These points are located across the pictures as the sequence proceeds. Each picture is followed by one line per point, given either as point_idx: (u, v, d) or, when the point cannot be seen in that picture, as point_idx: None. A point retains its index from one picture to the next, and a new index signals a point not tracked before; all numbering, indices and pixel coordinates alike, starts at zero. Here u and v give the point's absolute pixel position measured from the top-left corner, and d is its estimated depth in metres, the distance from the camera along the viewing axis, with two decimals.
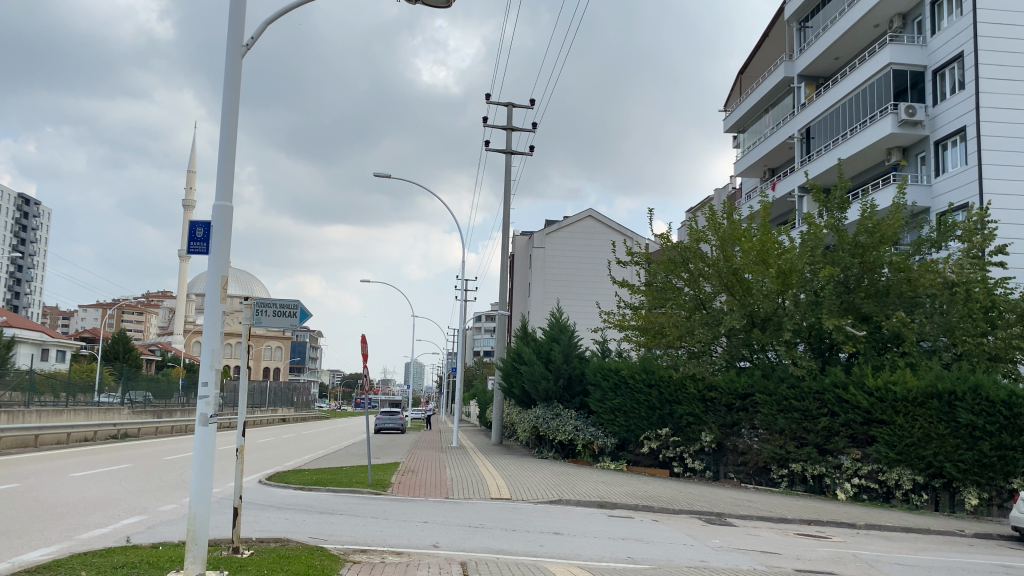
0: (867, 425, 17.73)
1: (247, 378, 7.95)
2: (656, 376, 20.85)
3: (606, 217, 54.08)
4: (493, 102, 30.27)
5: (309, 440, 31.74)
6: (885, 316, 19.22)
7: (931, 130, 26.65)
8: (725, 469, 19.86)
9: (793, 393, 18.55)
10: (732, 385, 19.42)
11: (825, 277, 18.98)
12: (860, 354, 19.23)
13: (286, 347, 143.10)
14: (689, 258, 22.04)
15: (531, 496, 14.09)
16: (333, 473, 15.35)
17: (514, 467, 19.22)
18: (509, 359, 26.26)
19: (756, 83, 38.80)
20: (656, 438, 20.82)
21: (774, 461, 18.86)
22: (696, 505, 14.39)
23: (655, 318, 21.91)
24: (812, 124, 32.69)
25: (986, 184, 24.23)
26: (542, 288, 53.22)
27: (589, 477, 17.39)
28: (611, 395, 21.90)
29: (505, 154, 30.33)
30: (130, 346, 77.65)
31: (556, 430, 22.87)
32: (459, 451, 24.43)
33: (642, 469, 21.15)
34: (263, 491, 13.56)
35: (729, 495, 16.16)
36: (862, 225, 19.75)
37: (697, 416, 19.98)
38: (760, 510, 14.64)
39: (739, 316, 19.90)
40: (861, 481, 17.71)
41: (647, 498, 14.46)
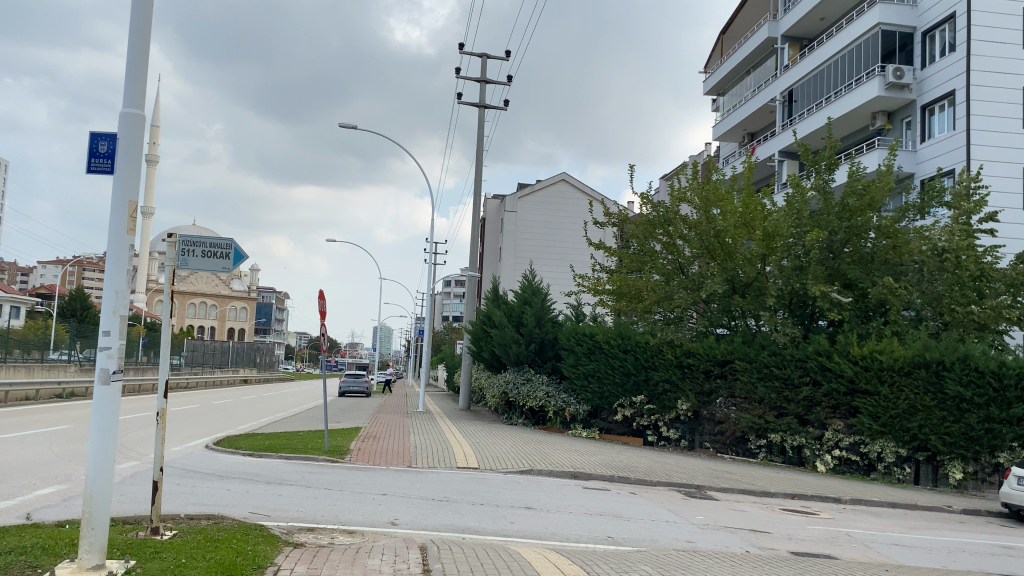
0: (850, 395, 17.04)
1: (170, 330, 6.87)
2: (632, 341, 19.97)
3: (580, 180, 53.01)
4: (467, 53, 28.92)
5: (270, 403, 30.60)
6: (871, 283, 18.46)
7: (919, 94, 25.86)
8: (701, 438, 19.10)
9: (774, 360, 17.79)
10: (711, 351, 18.62)
11: (812, 242, 18.16)
12: (844, 322, 18.48)
13: (252, 308, 140.92)
14: (669, 219, 21.09)
15: (499, 466, 13.15)
16: (287, 439, 14.28)
17: (482, 434, 18.33)
18: (478, 322, 25.24)
19: (738, 43, 37.71)
20: (629, 405, 19.99)
21: (752, 431, 18.13)
22: (675, 477, 13.57)
23: (631, 282, 20.99)
24: (795, 87, 31.75)
25: (974, 149, 23.50)
26: (513, 251, 52.15)
27: (561, 446, 16.52)
28: (584, 360, 21.02)
29: (478, 109, 29.04)
30: (89, 303, 75.29)
31: (526, 396, 22.00)
32: (424, 416, 23.47)
33: (615, 438, 20.34)
34: (209, 458, 12.47)
35: (707, 466, 15.40)
36: (852, 188, 18.92)
37: (673, 383, 19.17)
38: (741, 482, 13.89)
39: (721, 281, 19.02)
40: (842, 453, 17.07)
41: (623, 469, 13.62)
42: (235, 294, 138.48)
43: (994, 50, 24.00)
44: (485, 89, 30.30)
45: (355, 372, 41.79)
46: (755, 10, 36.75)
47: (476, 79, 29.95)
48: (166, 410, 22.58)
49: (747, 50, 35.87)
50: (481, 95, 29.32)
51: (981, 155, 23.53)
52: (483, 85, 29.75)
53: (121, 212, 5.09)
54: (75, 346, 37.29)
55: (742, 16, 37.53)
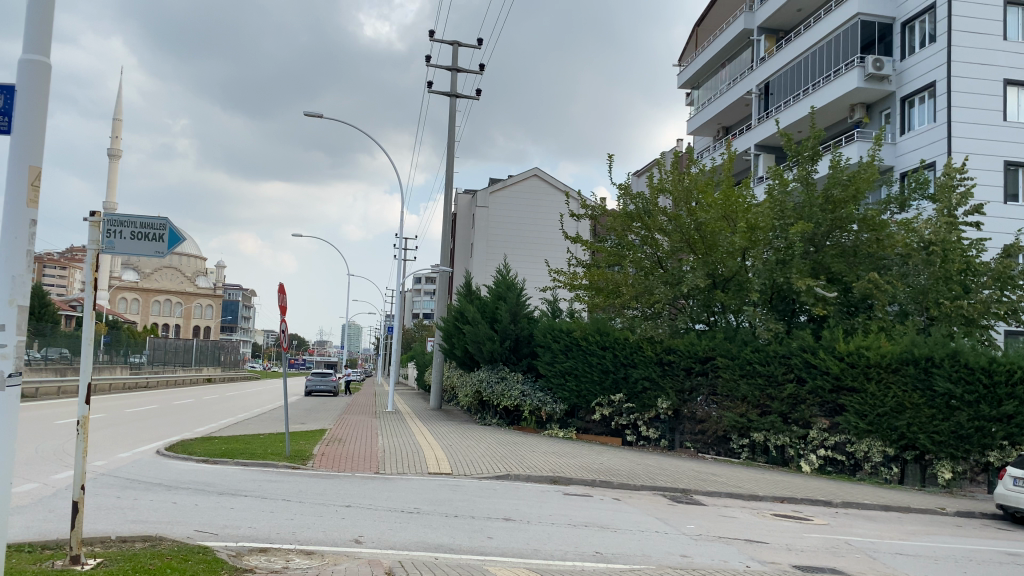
0: (836, 393, 16.44)
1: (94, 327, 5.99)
2: (611, 337, 19.24)
3: (551, 175, 52.27)
4: (438, 41, 28.03)
5: (233, 403, 29.49)
6: (855, 277, 17.90)
7: (898, 85, 25.44)
8: (681, 438, 18.43)
9: (757, 357, 17.15)
10: (692, 347, 17.93)
11: (796, 234, 17.53)
12: (828, 317, 17.91)
13: (218, 305, 138.51)
14: (648, 212, 20.39)
15: (473, 470, 12.31)
16: (246, 443, 13.32)
17: (455, 435, 17.48)
18: (450, 318, 24.35)
19: (713, 36, 37.19)
20: (607, 404, 19.28)
21: (734, 430, 17.48)
22: (660, 480, 12.85)
23: (609, 276, 20.22)
24: (771, 79, 31.29)
25: (955, 142, 23.11)
26: (485, 247, 51.21)
27: (538, 447, 15.74)
28: (560, 357, 20.25)
29: (450, 98, 28.19)
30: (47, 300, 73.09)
31: (500, 395, 21.19)
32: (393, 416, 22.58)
33: (593, 438, 19.61)
34: (159, 465, 11.47)
35: (691, 468, 14.73)
36: (836, 178, 18.35)
37: (653, 381, 18.47)
38: (727, 484, 13.21)
39: (702, 275, 18.31)
40: (828, 453, 16.48)
41: (605, 472, 12.86)
42: (199, 291, 135.95)
43: (975, 41, 23.62)
44: (457, 78, 29.40)
45: (322, 371, 40.70)
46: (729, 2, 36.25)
47: (446, 67, 29.02)
48: (121, 412, 21.42)
49: (723, 42, 35.32)
50: (452, 84, 28.41)
51: (962, 147, 23.15)
52: (455, 73, 28.83)
53: (18, 176, 4.32)
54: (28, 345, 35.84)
55: (717, 8, 37.01)
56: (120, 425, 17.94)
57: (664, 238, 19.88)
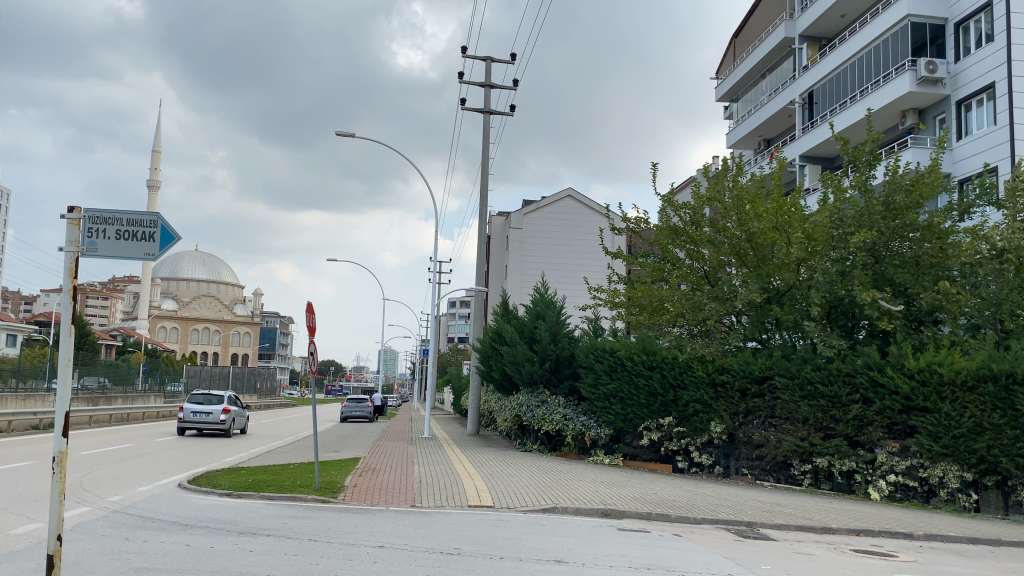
0: (906, 414, 15.17)
1: (68, 348, 5.29)
2: (659, 357, 18.18)
3: (586, 195, 51.37)
4: (470, 57, 27.44)
5: (266, 432, 28.83)
6: (922, 288, 16.65)
7: (953, 89, 24.16)
8: (737, 464, 17.24)
9: (818, 376, 15.95)
10: (747, 367, 16.79)
11: (857, 244, 16.37)
12: (893, 332, 16.65)
13: (255, 333, 139.32)
14: (695, 224, 19.36)
15: (517, 503, 11.31)
16: (274, 474, 12.49)
17: (494, 463, 16.48)
18: (487, 340, 23.44)
19: (752, 46, 36.19)
20: (656, 428, 18.19)
21: (795, 455, 16.29)
22: (721, 512, 11.74)
23: (655, 292, 19.17)
24: (815, 87, 30.15)
25: (1019, 145, 21.77)
26: (519, 270, 50.32)
27: (584, 476, 14.69)
28: (605, 379, 19.23)
29: (483, 114, 27.52)
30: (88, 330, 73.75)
31: (541, 420, 20.19)
32: (431, 443, 21.67)
33: (641, 465, 18.50)
34: (179, 500, 10.66)
35: (752, 497, 13.58)
36: (896, 184, 17.17)
37: (706, 404, 17.36)
38: (794, 516, 12.06)
39: (756, 289, 17.20)
40: (898, 479, 15.18)
41: (660, 504, 11.79)
42: (237, 319, 136.91)
43: None
44: (490, 95, 28.74)
45: (358, 396, 39.97)
46: (768, 12, 35.26)
47: (480, 83, 28.36)
48: (149, 441, 20.74)
49: (763, 52, 34.26)
50: (485, 100, 27.71)
51: None
52: (488, 89, 28.16)
53: None
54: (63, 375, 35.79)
55: (756, 18, 36.06)
56: (146, 455, 17.22)
57: (712, 252, 18.85)
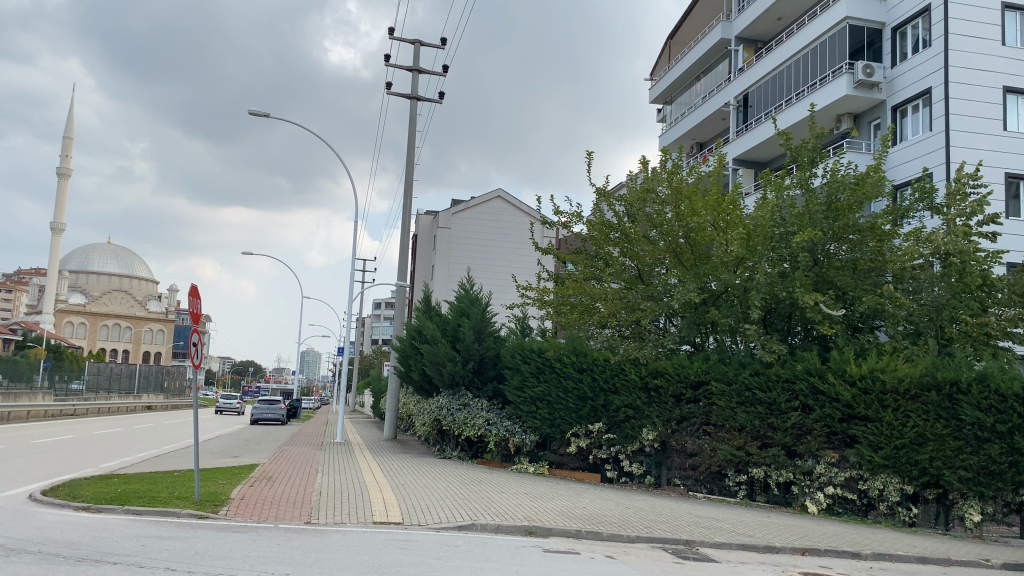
0: (846, 422, 14.31)
1: None
2: (589, 359, 17.02)
3: (516, 197, 50.30)
4: (398, 38, 25.92)
5: (165, 434, 26.59)
6: (863, 292, 15.93)
7: (889, 94, 23.89)
8: (669, 474, 16.19)
9: (757, 382, 15.02)
10: (682, 370, 15.75)
11: (800, 243, 15.50)
12: (833, 337, 15.86)
13: (169, 331, 133.86)
14: (630, 219, 18.31)
15: (430, 519, 9.90)
16: (150, 484, 10.78)
17: (408, 472, 15.03)
18: (407, 338, 21.93)
19: (687, 48, 35.67)
20: (584, 435, 17.03)
21: (730, 466, 15.31)
22: (658, 528, 10.59)
23: (587, 289, 18.01)
24: (750, 90, 29.70)
25: (954, 151, 21.50)
26: (446, 270, 48.86)
27: (507, 487, 13.39)
28: (532, 382, 17.98)
29: (410, 100, 26.03)
30: None
31: (462, 425, 18.79)
32: (343, 448, 20.05)
33: (568, 473, 17.33)
34: (22, 515, 8.87)
35: (688, 512, 12.50)
36: (839, 181, 16.46)
37: (637, 409, 16.26)
38: (734, 532, 11.00)
39: (693, 288, 16.13)
40: (837, 491, 14.33)
41: (591, 520, 10.57)
42: (149, 316, 131.06)
43: (972, 45, 22.17)
44: (418, 81, 27.27)
45: (270, 398, 37.95)
46: (704, 14, 34.78)
47: (407, 68, 26.84)
48: (21, 443, 18.46)
49: (699, 53, 33.72)
50: (413, 85, 26.21)
51: (962, 156, 21.51)
52: (416, 75, 26.68)
53: None
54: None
55: (691, 20, 35.57)
56: (10, 458, 15.10)
57: (647, 250, 17.81)
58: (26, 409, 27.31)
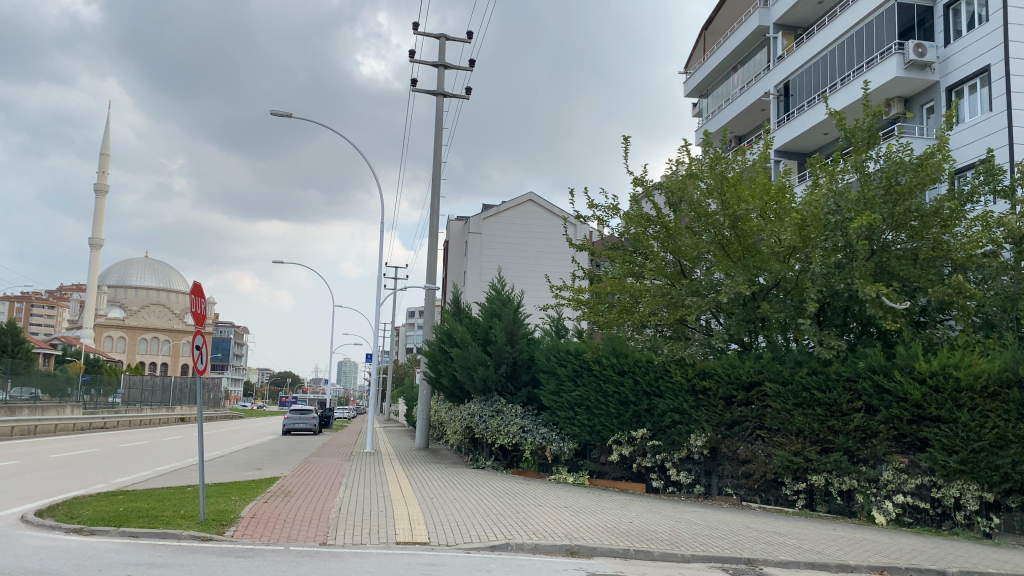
0: (917, 424, 12.94)
1: None
2: (631, 360, 15.88)
3: (548, 200, 49.23)
4: (422, 34, 25.04)
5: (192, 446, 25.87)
6: (927, 281, 14.58)
7: (943, 75, 22.44)
8: (720, 482, 15.00)
9: (815, 382, 13.78)
10: (732, 371, 14.55)
11: (858, 230, 14.17)
12: (897, 332, 14.51)
13: None
14: (670, 212, 17.15)
15: (460, 539, 8.87)
16: (155, 502, 9.88)
17: (439, 484, 14.02)
18: (437, 342, 20.97)
19: (722, 39, 34.43)
20: (627, 442, 15.88)
21: (787, 473, 14.08)
22: (716, 546, 9.41)
23: (627, 287, 16.84)
24: (791, 78, 28.37)
25: (1017, 131, 20.02)
26: (478, 276, 47.92)
27: (545, 500, 12.30)
28: (569, 386, 16.89)
29: (437, 96, 25.11)
30: (21, 338, 69.57)
31: (496, 432, 17.75)
32: (372, 459, 19.13)
33: (610, 483, 16.20)
34: (6, 539, 7.99)
35: (746, 525, 11.29)
36: (899, 163, 15.20)
37: (684, 413, 15.08)
38: (802, 549, 9.78)
39: (742, 281, 14.89)
40: (907, 500, 12.99)
41: (641, 537, 9.44)
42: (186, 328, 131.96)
43: None
44: (444, 77, 26.35)
45: (301, 408, 37.25)
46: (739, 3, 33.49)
47: (433, 64, 25.90)
48: (38, 457, 17.77)
49: (735, 43, 32.50)
50: (439, 81, 25.26)
51: None
52: (442, 71, 25.75)
53: None
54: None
55: (726, 9, 34.28)
56: (22, 475, 14.37)
57: (689, 243, 16.63)
58: (54, 423, 26.76)
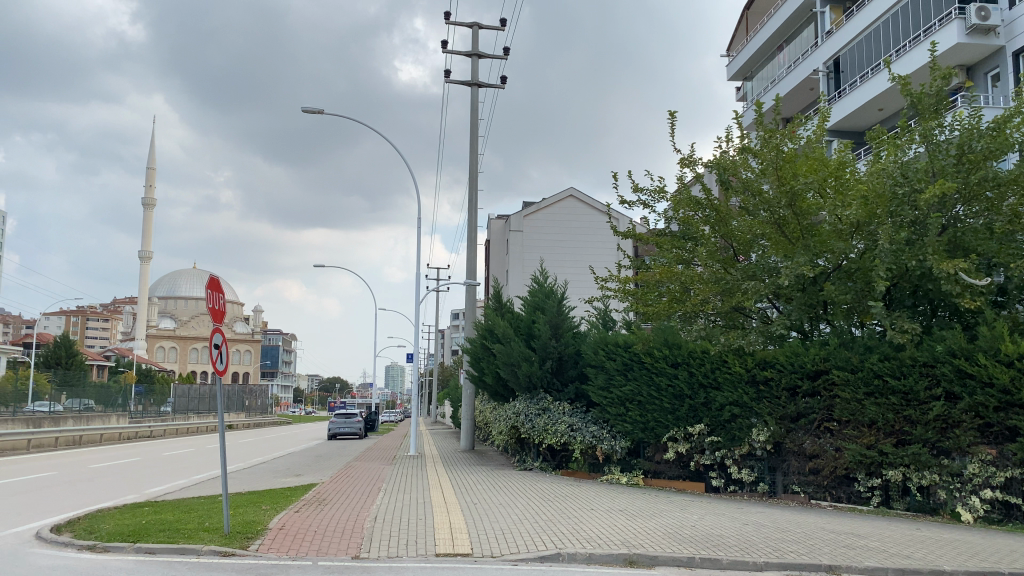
0: (1004, 412, 11.70)
1: None
2: (685, 352, 14.89)
3: (590, 195, 48.26)
4: (455, 23, 24.34)
5: (236, 452, 25.52)
6: (1008, 255, 13.31)
7: (1008, 39, 20.99)
8: (786, 480, 13.94)
9: (888, 368, 12.65)
10: (796, 359, 13.49)
11: (930, 201, 12.98)
12: (977, 312, 13.26)
13: (256, 351, 136.29)
14: (720, 194, 16.15)
15: (506, 549, 8.03)
16: (181, 514, 9.26)
17: (483, 488, 13.22)
18: (479, 339, 20.19)
19: (766, 18, 33.12)
20: (683, 439, 14.88)
21: (860, 468, 12.98)
22: (791, 552, 8.43)
23: (678, 274, 15.81)
24: (842, 53, 27.01)
25: None
26: (520, 273, 47.11)
27: (598, 503, 11.41)
28: (619, 381, 15.96)
29: (471, 87, 24.35)
30: (75, 350, 70.70)
31: (543, 432, 16.90)
32: (415, 463, 18.42)
33: (667, 483, 15.23)
34: (15, 557, 7.40)
35: (821, 527, 10.26)
36: (972, 129, 13.95)
37: (744, 406, 14.04)
38: (888, 554, 8.73)
39: (803, 263, 13.80)
40: (996, 496, 11.77)
41: (707, 544, 8.50)
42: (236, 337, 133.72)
43: None
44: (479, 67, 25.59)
45: (346, 412, 36.89)
46: None
47: (466, 54, 25.13)
48: (77, 468, 17.44)
49: (780, 21, 31.20)
50: (473, 71, 24.48)
51: None
52: (475, 61, 24.96)
53: None
54: (42, 398, 36.61)
55: None
56: (55, 486, 13.95)
57: (742, 226, 15.59)
58: (99, 433, 26.64)
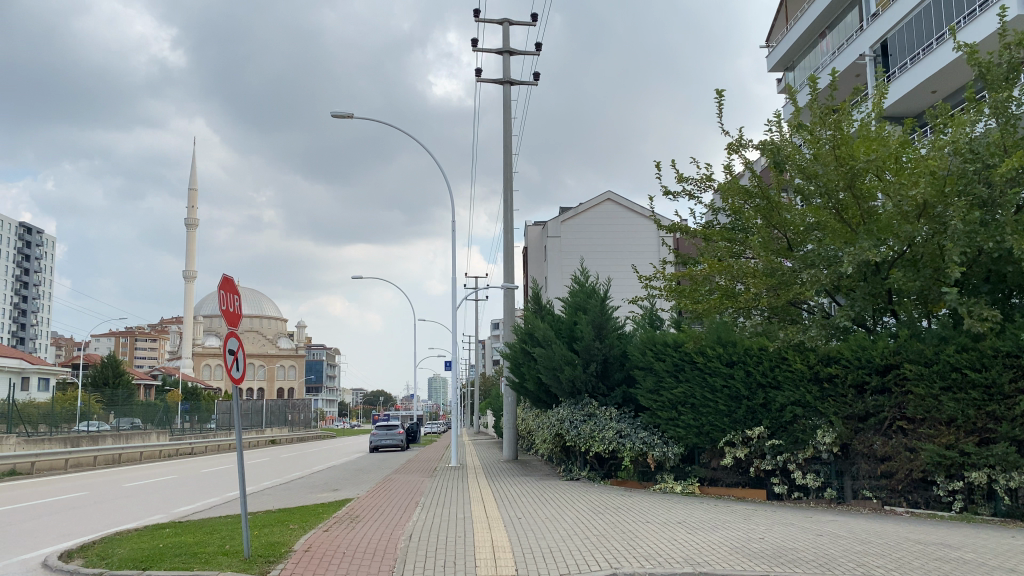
0: None
1: None
2: (740, 349, 13.88)
3: (628, 198, 47.27)
4: (485, 21, 23.66)
5: (274, 468, 25.02)
6: None
7: None
8: (855, 485, 12.87)
9: (967, 360, 11.53)
10: (863, 354, 12.44)
11: (1006, 175, 11.85)
12: None
13: (300, 367, 137.20)
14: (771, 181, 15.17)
15: (553, 569, 7.19)
16: (201, 537, 8.60)
17: (528, 500, 12.39)
18: (519, 344, 19.38)
19: (807, 5, 31.92)
20: (741, 443, 13.86)
21: (939, 471, 11.86)
22: (877, 568, 7.45)
23: (727, 267, 14.87)
24: (889, 35, 25.76)
25: None
26: (559, 277, 46.25)
27: (652, 515, 10.50)
28: (670, 382, 15.02)
29: (504, 85, 23.60)
30: (121, 370, 71.43)
31: (590, 439, 16.01)
32: (457, 474, 17.66)
33: (725, 491, 14.24)
34: None
35: (903, 537, 9.23)
36: None
37: (807, 406, 13.02)
38: (988, 568, 7.70)
39: (867, 249, 12.73)
40: None
41: (781, 561, 7.56)
42: (280, 354, 134.80)
43: None
44: (510, 64, 24.84)
45: (386, 424, 36.36)
46: None
47: (497, 52, 24.43)
48: (110, 488, 16.99)
49: (822, 7, 30.02)
50: (505, 68, 23.76)
51: None
52: (507, 58, 24.24)
53: None
54: (89, 417, 36.76)
55: None
56: (84, 507, 13.45)
57: (797, 213, 14.58)
58: (139, 452, 26.35)
